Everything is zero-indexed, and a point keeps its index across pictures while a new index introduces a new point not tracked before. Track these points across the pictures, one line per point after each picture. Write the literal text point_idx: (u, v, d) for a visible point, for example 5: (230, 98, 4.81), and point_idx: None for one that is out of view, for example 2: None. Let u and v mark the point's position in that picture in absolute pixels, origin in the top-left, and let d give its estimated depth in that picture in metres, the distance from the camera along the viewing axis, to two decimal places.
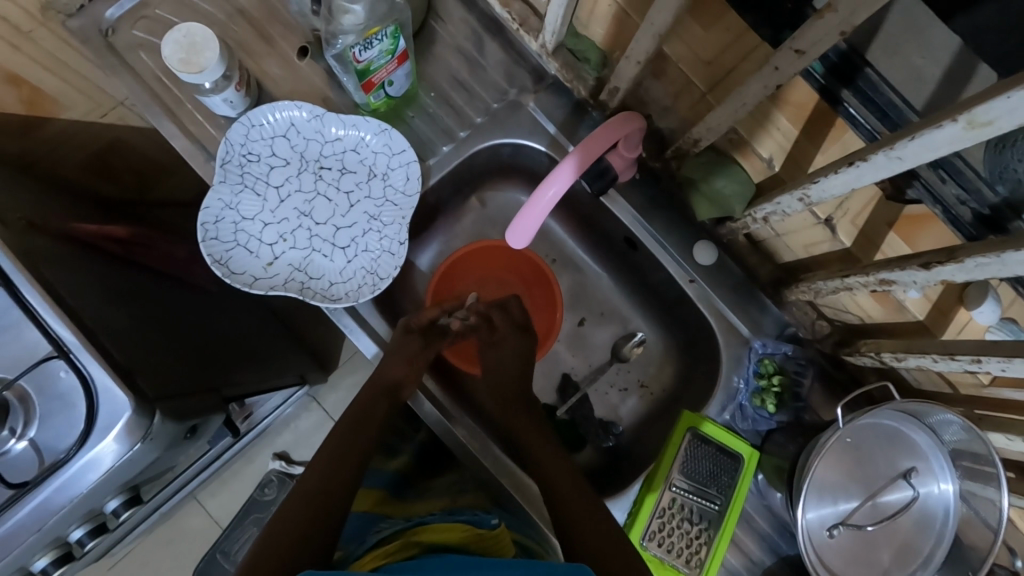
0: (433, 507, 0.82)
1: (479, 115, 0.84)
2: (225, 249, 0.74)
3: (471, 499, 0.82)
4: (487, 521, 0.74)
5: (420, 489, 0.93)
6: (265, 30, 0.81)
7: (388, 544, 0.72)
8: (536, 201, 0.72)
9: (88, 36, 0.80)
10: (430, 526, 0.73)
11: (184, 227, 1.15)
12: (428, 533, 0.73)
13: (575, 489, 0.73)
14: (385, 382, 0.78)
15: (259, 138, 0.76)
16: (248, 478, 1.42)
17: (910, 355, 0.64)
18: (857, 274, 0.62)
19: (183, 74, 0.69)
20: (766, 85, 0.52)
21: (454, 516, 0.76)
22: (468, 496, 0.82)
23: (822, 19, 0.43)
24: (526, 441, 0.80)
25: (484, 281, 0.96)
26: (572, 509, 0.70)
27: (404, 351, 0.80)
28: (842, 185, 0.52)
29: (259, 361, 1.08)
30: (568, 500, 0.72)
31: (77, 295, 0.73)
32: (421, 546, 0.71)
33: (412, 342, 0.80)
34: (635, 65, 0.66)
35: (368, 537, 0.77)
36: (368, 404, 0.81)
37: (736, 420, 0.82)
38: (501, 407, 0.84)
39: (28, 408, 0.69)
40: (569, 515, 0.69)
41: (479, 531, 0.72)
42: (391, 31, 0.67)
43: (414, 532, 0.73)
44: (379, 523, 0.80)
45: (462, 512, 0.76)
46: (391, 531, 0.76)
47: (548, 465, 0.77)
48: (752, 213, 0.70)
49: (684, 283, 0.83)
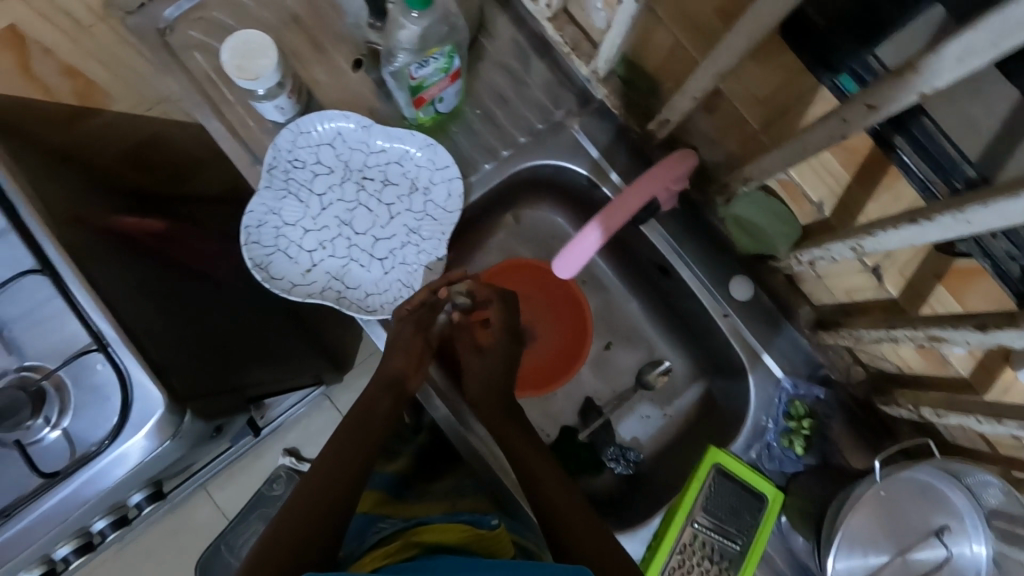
0: (433, 509, 0.81)
1: (523, 135, 0.83)
2: (265, 253, 0.75)
3: (469, 503, 0.80)
4: (487, 521, 0.73)
5: (418, 489, 0.91)
6: (317, 38, 0.82)
7: (387, 545, 0.71)
8: (582, 239, 0.76)
9: (146, 34, 0.84)
10: (432, 526, 0.72)
11: (210, 223, 1.16)
12: (429, 533, 0.72)
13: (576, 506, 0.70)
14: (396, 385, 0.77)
15: (305, 146, 0.77)
16: (257, 471, 1.43)
17: (952, 413, 0.62)
18: (904, 326, 0.61)
19: (238, 80, 0.70)
20: (830, 135, 0.51)
21: (454, 517, 0.75)
22: (468, 498, 0.81)
23: (901, 77, 0.41)
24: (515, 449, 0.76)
25: None
26: (576, 531, 0.66)
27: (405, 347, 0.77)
28: (902, 240, 0.52)
29: (281, 361, 1.08)
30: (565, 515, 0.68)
31: (116, 289, 0.74)
32: (421, 547, 0.70)
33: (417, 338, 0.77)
34: (691, 100, 0.65)
35: (369, 538, 0.76)
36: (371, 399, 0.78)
37: (762, 459, 0.80)
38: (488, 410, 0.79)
39: (64, 398, 0.70)
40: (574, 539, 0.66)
41: (479, 531, 0.71)
42: (447, 51, 0.67)
43: (415, 532, 0.72)
44: (380, 525, 0.79)
45: (462, 513, 0.75)
46: (391, 531, 0.75)
47: (545, 480, 0.73)
48: (796, 255, 0.70)
49: (719, 317, 0.82)
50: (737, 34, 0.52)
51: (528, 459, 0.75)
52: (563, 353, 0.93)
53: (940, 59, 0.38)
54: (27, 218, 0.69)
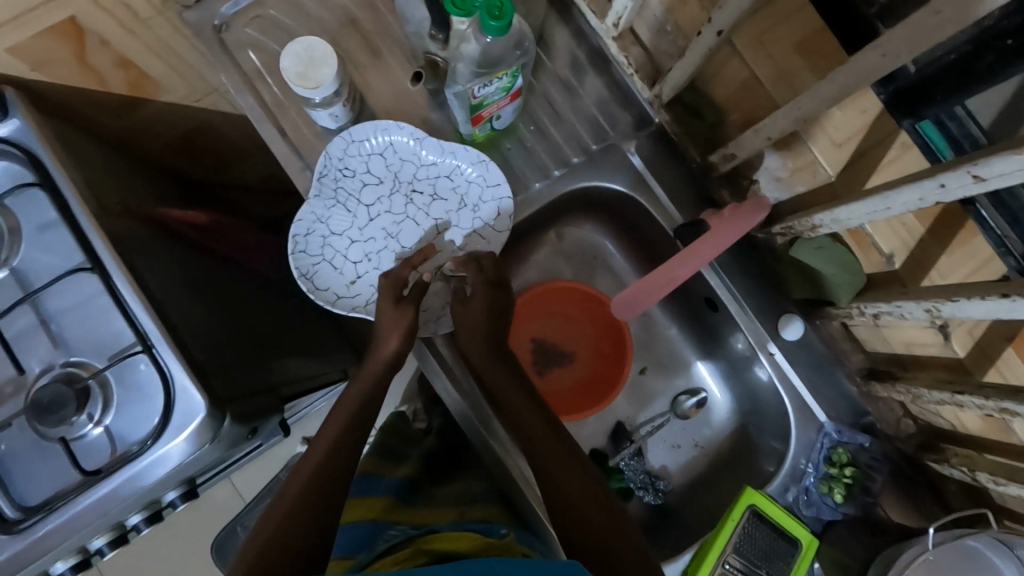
0: (445, 517, 0.80)
1: (576, 155, 0.82)
2: (311, 263, 0.75)
3: (480, 512, 0.80)
4: (497, 531, 0.74)
5: (427, 495, 0.88)
6: (375, 43, 0.81)
7: (399, 550, 0.71)
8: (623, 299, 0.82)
9: (202, 29, 0.80)
10: (444, 534, 0.72)
11: (252, 212, 1.16)
12: (440, 542, 0.71)
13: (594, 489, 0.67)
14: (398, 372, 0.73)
15: (356, 155, 0.75)
16: (277, 456, 1.45)
17: (1012, 484, 0.61)
18: (971, 393, 0.59)
19: (297, 88, 0.68)
20: (920, 197, 0.48)
21: (464, 526, 0.75)
22: (479, 507, 0.80)
23: (1020, 154, 0.39)
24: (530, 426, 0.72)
25: (547, 316, 0.94)
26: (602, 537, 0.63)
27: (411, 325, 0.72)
28: (986, 312, 0.50)
29: (314, 357, 1.09)
30: (577, 509, 0.65)
31: (165, 288, 0.74)
32: (432, 553, 0.70)
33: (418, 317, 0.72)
34: (763, 139, 0.63)
35: (380, 543, 0.76)
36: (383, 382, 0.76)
37: (799, 504, 0.79)
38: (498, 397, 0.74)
39: (107, 395, 0.70)
40: (594, 534, 0.63)
41: (489, 540, 0.72)
42: (512, 71, 0.65)
43: (426, 540, 0.72)
44: (390, 532, 0.78)
45: (472, 522, 0.75)
46: (403, 538, 0.75)
47: (563, 470, 0.68)
48: (859, 307, 0.68)
49: (765, 355, 0.80)
50: (830, 82, 0.50)
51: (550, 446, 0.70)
52: (597, 377, 0.91)
53: None
54: (79, 213, 0.68)
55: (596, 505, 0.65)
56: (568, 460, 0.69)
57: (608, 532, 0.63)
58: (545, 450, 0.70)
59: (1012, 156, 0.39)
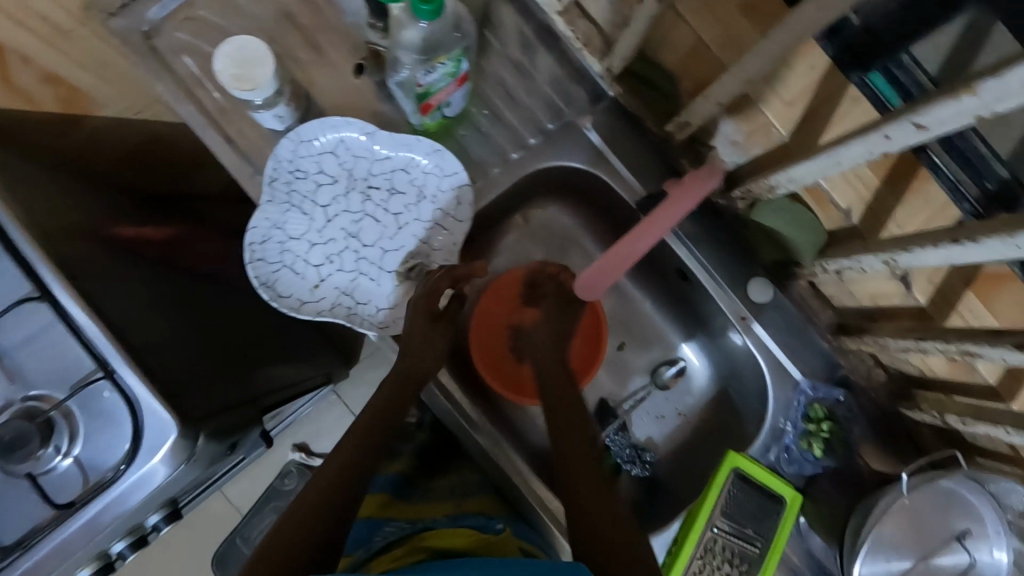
0: (438, 510, 0.81)
1: (534, 136, 0.80)
2: (271, 271, 0.72)
3: (474, 503, 0.81)
4: (493, 526, 0.75)
5: (423, 488, 0.88)
6: (314, 37, 0.78)
7: (396, 549, 0.73)
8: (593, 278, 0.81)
9: (129, 36, 0.76)
10: (440, 531, 0.74)
11: (225, 221, 1.09)
12: (435, 539, 0.74)
13: (604, 495, 0.66)
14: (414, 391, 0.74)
15: (306, 155, 0.73)
16: (270, 466, 1.42)
17: (980, 423, 0.62)
18: (933, 340, 0.59)
19: (233, 90, 0.66)
20: (869, 151, 0.48)
21: (460, 522, 0.77)
22: (474, 499, 0.82)
23: (958, 100, 0.38)
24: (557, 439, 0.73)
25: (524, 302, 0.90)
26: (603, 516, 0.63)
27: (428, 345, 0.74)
28: (940, 258, 0.50)
29: (299, 362, 1.07)
30: (580, 510, 0.64)
31: (123, 308, 0.71)
32: (428, 551, 0.72)
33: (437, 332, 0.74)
34: (714, 104, 0.63)
35: (377, 541, 0.77)
36: (400, 396, 0.73)
37: (781, 462, 0.80)
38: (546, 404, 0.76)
39: (72, 425, 0.68)
40: (592, 533, 0.61)
41: (486, 536, 0.73)
42: (455, 55, 0.63)
43: (422, 537, 0.74)
44: (386, 528, 0.79)
45: (468, 518, 0.76)
46: (399, 536, 0.76)
47: (578, 475, 0.68)
48: (823, 264, 0.69)
49: (736, 320, 0.80)
50: (772, 41, 0.49)
51: (570, 456, 0.70)
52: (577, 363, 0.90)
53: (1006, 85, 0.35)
54: (17, 238, 0.65)
55: (605, 502, 0.64)
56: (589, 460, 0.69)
57: (606, 538, 0.60)
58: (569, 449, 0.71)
59: (949, 103, 0.39)
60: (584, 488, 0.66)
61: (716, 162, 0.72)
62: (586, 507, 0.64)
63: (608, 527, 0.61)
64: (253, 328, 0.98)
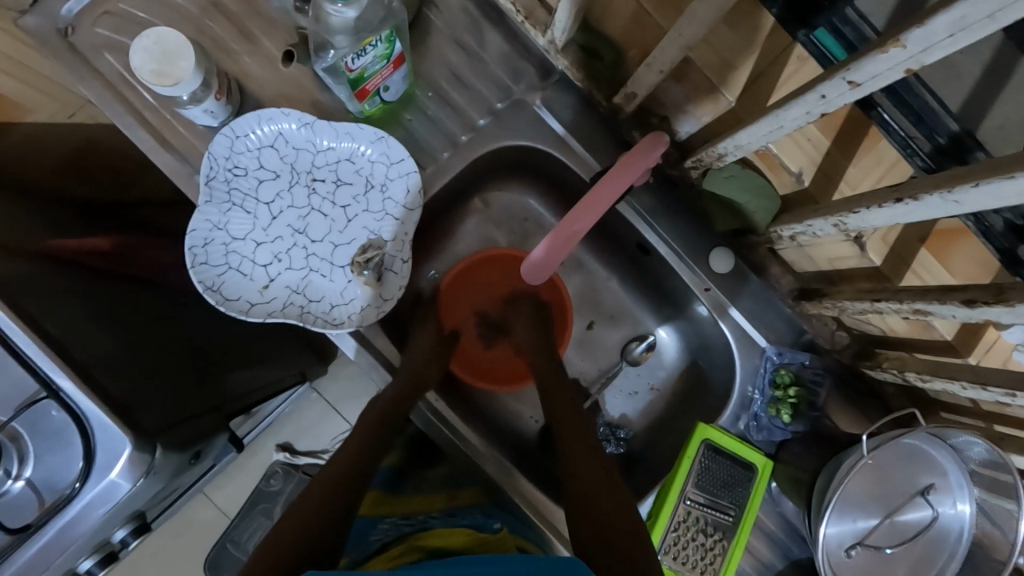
0: (434, 505, 0.86)
1: (482, 117, 0.77)
2: (216, 274, 0.70)
3: (466, 496, 0.85)
4: (490, 527, 0.77)
5: (414, 479, 0.92)
6: (242, 24, 0.74)
7: (392, 548, 0.76)
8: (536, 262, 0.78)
9: (44, 36, 0.71)
10: (435, 531, 0.77)
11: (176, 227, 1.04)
12: (431, 538, 0.76)
13: (608, 490, 0.64)
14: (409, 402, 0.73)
15: (244, 151, 0.70)
16: (253, 471, 1.33)
17: (937, 379, 0.62)
18: (888, 300, 0.59)
19: (156, 87, 0.62)
20: (808, 111, 0.48)
21: (457, 522, 0.79)
22: (466, 493, 0.85)
23: (887, 53, 0.37)
24: (564, 437, 0.71)
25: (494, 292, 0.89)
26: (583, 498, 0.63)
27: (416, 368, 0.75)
28: (884, 219, 0.49)
29: (269, 364, 1.03)
30: (587, 509, 0.62)
31: (63, 324, 0.66)
32: (426, 550, 0.74)
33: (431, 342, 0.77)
34: (657, 73, 0.61)
35: (373, 540, 0.80)
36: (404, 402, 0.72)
37: (751, 430, 0.80)
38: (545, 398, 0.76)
39: (21, 447, 0.65)
40: (602, 530, 0.59)
41: (484, 535, 0.75)
42: (386, 35, 0.61)
43: (418, 537, 0.76)
44: (382, 526, 0.82)
45: (465, 518, 0.79)
46: (394, 536, 0.79)
47: (577, 463, 0.68)
48: (778, 231, 0.68)
49: (700, 292, 0.79)
50: (703, 2, 0.47)
51: (577, 457, 0.68)
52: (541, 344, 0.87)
53: (931, 33, 0.34)
54: None
55: (614, 497, 0.63)
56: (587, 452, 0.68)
57: (614, 534, 0.59)
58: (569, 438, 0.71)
59: (879, 56, 0.38)
60: (593, 485, 0.64)
61: (658, 136, 0.69)
62: (594, 504, 0.62)
63: (616, 524, 0.60)
64: (223, 340, 0.96)
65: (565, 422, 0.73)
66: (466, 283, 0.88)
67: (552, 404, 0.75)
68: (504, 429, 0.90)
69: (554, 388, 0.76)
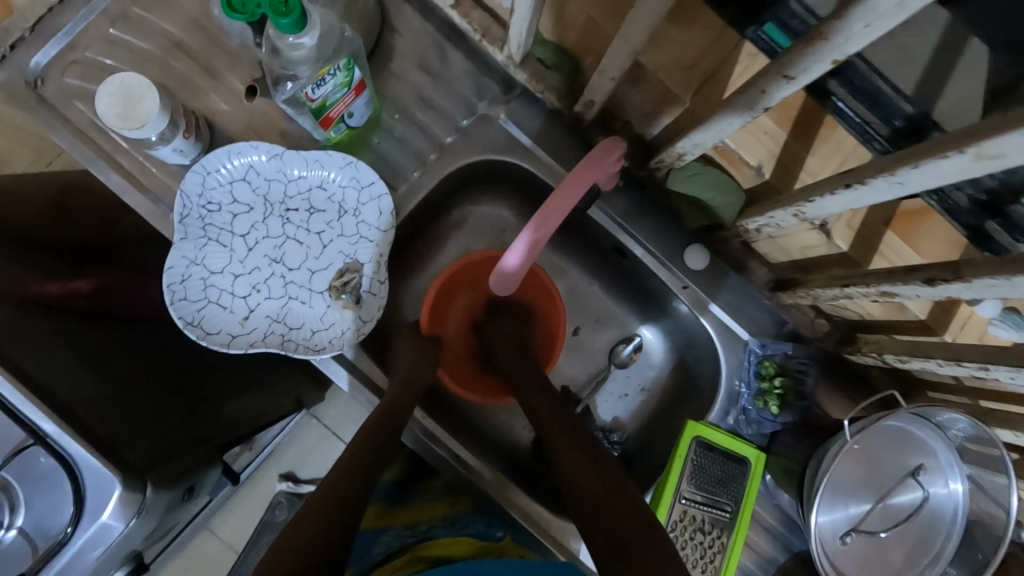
0: (435, 512, 0.86)
1: (450, 134, 0.78)
2: (196, 309, 0.70)
3: (466, 504, 0.86)
4: (493, 535, 0.78)
5: (417, 490, 0.93)
6: (208, 62, 0.75)
7: (395, 559, 0.76)
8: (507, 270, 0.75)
9: (13, 89, 0.73)
10: (437, 541, 0.77)
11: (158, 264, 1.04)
12: (434, 548, 0.76)
13: (613, 487, 0.61)
14: (406, 410, 0.70)
15: (216, 186, 0.71)
16: (258, 500, 1.30)
17: (914, 359, 0.62)
18: (856, 284, 0.60)
19: (123, 131, 0.64)
20: (754, 106, 0.49)
21: (459, 531, 0.79)
22: (465, 501, 0.86)
23: (814, 46, 0.39)
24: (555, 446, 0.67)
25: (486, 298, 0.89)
26: (600, 500, 0.59)
27: (414, 377, 0.74)
28: (839, 205, 0.50)
29: (264, 395, 1.01)
30: (593, 523, 0.57)
31: (48, 368, 0.67)
32: (429, 560, 0.74)
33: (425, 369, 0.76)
34: (611, 79, 0.62)
35: (376, 553, 0.80)
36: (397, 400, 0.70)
37: (741, 424, 0.81)
38: (537, 412, 0.71)
39: (11, 497, 0.63)
40: (612, 528, 0.55)
41: (485, 545, 0.75)
42: (344, 64, 0.62)
43: (421, 547, 0.77)
44: (384, 539, 0.82)
45: (466, 527, 0.79)
46: (397, 547, 0.80)
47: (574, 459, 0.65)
48: (743, 224, 0.69)
49: (678, 290, 0.80)
50: (642, 9, 0.48)
51: (574, 459, 0.65)
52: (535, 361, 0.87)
53: (845, 26, 0.36)
54: None
55: (625, 502, 0.58)
56: (586, 456, 0.64)
57: (635, 536, 0.54)
58: (568, 451, 0.65)
59: (809, 49, 0.39)
60: (599, 494, 0.59)
61: (616, 140, 0.70)
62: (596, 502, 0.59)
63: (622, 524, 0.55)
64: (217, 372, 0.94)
65: (555, 434, 0.68)
66: (455, 291, 0.87)
67: (538, 415, 0.71)
68: (498, 441, 0.89)
69: (536, 401, 0.72)
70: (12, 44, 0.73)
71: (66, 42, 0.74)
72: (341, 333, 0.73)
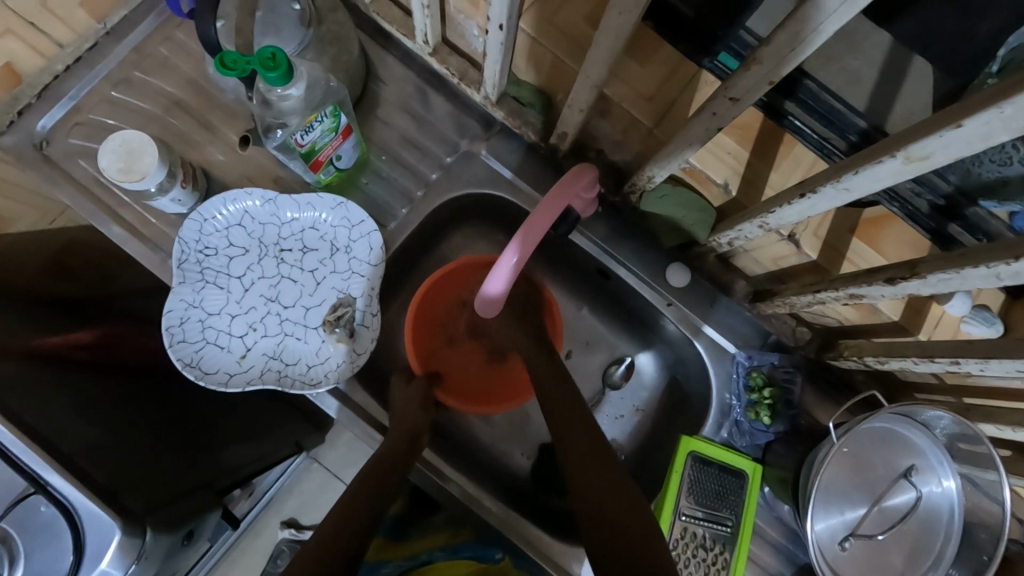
0: (437, 542, 0.87)
1: (434, 171, 0.82)
2: (194, 350, 0.72)
3: (467, 534, 0.85)
4: (491, 556, 0.82)
5: (418, 526, 0.93)
6: (204, 118, 0.80)
7: None
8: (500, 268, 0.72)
9: (21, 151, 0.77)
10: (437, 565, 0.83)
11: None
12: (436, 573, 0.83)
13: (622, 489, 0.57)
14: (403, 459, 0.68)
15: (213, 232, 0.75)
16: (258, 552, 1.27)
17: (892, 358, 0.64)
18: (826, 289, 0.62)
19: (124, 183, 0.68)
20: (708, 128, 0.53)
21: (458, 553, 0.84)
22: (466, 529, 0.86)
23: (750, 69, 0.43)
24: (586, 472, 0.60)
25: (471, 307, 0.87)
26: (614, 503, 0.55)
27: (407, 422, 0.73)
28: (797, 213, 0.54)
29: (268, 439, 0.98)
30: (610, 564, 0.50)
31: (45, 416, 0.64)
32: None
33: (415, 409, 0.76)
34: (579, 111, 0.66)
35: None
36: (400, 449, 0.69)
37: (734, 437, 0.81)
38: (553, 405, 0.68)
39: (11, 549, 0.60)
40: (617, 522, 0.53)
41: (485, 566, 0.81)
42: (330, 111, 0.66)
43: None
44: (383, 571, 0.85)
45: (464, 549, 0.83)
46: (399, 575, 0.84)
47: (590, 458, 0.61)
48: (716, 240, 0.71)
49: (663, 307, 0.82)
50: (598, 46, 0.52)
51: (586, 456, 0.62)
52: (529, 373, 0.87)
53: (779, 47, 0.40)
54: None
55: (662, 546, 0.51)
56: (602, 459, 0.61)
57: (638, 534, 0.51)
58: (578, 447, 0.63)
59: (747, 72, 0.43)
60: (634, 538, 0.52)
61: (588, 165, 0.72)
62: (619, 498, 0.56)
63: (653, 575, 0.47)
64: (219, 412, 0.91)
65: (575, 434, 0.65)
66: (437, 300, 0.85)
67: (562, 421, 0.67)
68: (496, 470, 0.89)
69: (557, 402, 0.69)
70: (20, 111, 0.78)
71: (71, 105, 0.79)
72: (336, 367, 0.74)
